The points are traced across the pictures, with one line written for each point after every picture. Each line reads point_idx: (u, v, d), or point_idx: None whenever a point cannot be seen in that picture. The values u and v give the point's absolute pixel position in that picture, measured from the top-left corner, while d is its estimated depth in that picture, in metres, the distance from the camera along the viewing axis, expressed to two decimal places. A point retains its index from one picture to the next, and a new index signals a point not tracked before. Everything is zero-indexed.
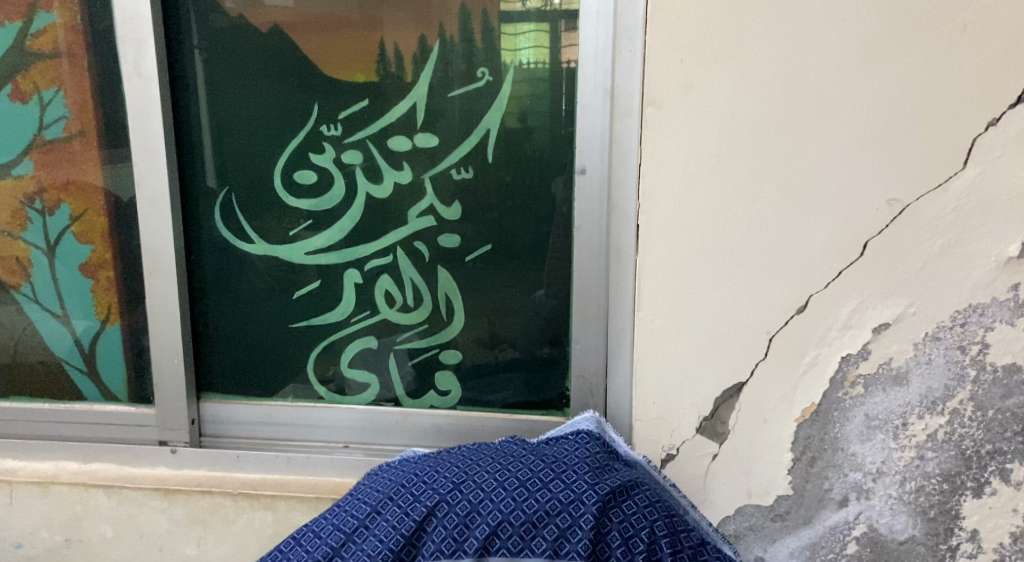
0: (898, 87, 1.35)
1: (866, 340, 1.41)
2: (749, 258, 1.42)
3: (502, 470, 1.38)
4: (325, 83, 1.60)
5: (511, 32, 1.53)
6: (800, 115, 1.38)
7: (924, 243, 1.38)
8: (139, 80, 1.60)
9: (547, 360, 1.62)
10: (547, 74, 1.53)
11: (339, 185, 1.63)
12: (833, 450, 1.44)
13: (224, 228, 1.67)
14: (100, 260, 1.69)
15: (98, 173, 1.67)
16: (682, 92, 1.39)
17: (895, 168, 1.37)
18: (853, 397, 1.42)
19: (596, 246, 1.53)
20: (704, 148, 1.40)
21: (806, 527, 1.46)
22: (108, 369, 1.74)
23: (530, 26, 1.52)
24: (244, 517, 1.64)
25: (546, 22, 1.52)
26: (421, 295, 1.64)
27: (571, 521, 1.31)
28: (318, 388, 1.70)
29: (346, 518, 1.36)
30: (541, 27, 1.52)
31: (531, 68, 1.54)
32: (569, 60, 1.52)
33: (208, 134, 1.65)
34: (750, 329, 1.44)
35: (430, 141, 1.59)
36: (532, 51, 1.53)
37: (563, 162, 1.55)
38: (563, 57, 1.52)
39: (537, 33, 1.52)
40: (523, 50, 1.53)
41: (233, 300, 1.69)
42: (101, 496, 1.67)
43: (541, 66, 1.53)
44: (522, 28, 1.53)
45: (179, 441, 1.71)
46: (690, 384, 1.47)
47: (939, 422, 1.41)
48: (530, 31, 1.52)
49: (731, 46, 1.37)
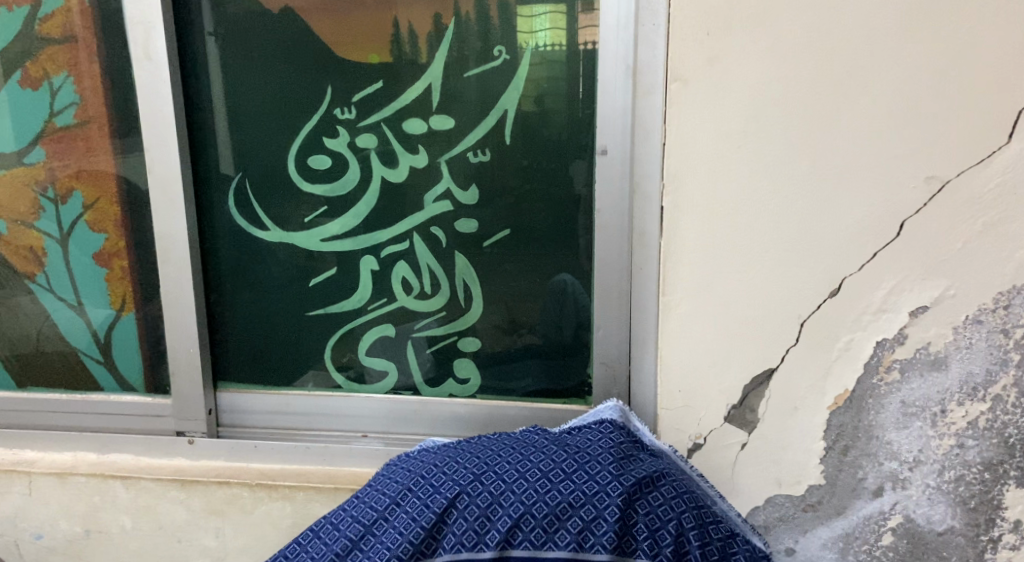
0: (936, 58, 1.28)
1: (902, 324, 1.35)
2: (780, 240, 1.36)
3: (523, 461, 1.34)
4: (337, 65, 1.55)
5: (527, 14, 1.48)
6: (834, 89, 1.31)
7: (965, 222, 1.31)
8: (148, 63, 1.57)
9: (570, 348, 1.57)
10: (564, 56, 1.48)
11: (354, 170, 1.58)
12: (867, 438, 1.38)
13: (238, 214, 1.63)
14: (114, 249, 1.67)
15: (109, 161, 1.64)
16: (709, 67, 1.33)
17: (934, 143, 1.30)
18: (889, 383, 1.36)
19: (619, 229, 1.49)
20: (731, 125, 1.34)
21: (839, 518, 1.41)
22: (125, 359, 1.72)
23: (545, 8, 1.47)
24: (262, 508, 1.61)
25: (561, 3, 1.46)
26: (438, 281, 1.59)
27: (595, 513, 1.27)
28: (336, 377, 1.66)
29: (365, 510, 1.33)
30: (558, 8, 1.47)
31: (548, 50, 1.48)
32: (586, 40, 1.47)
33: (219, 119, 1.61)
34: (781, 312, 1.38)
35: (445, 123, 1.54)
36: (549, 33, 1.48)
37: (583, 144, 1.50)
38: (580, 37, 1.47)
39: (554, 15, 1.47)
40: (541, 31, 1.48)
41: (249, 289, 1.66)
42: (119, 487, 1.65)
43: (557, 48, 1.48)
44: (537, 9, 1.47)
45: (196, 431, 1.69)
46: (717, 371, 1.42)
47: (980, 409, 1.35)
48: (545, 12, 1.47)
49: (760, 18, 1.31)
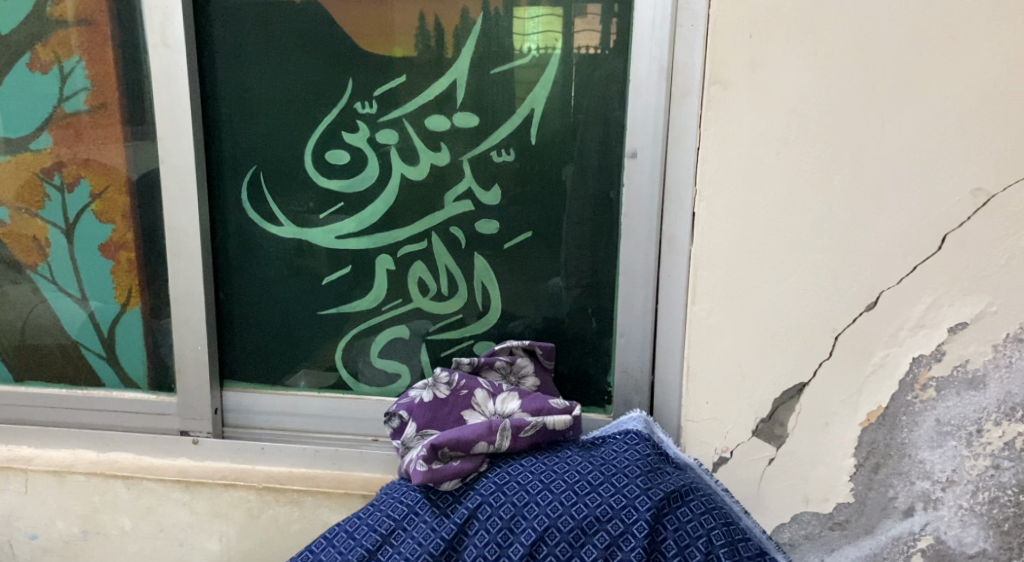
0: (982, 68, 1.25)
1: (940, 340, 1.31)
2: (815, 250, 1.32)
3: (547, 471, 1.30)
4: (360, 58, 1.50)
5: (520, 16, 1.44)
6: (878, 98, 1.27)
7: (1011, 237, 1.27)
8: (164, 50, 1.51)
9: (590, 355, 1.52)
10: (558, 61, 1.45)
11: (373, 166, 1.53)
12: (899, 457, 1.34)
13: (251, 208, 1.58)
14: (122, 240, 1.61)
15: (119, 150, 1.58)
16: (750, 70, 1.30)
17: (981, 156, 1.26)
18: (924, 401, 1.32)
19: (646, 234, 1.44)
20: (771, 132, 1.30)
21: (867, 537, 1.36)
22: (128, 355, 1.66)
23: (538, 11, 1.44)
24: (269, 512, 1.56)
25: (557, 6, 1.43)
26: (456, 283, 1.54)
27: (623, 528, 1.24)
28: (340, 370, 1.61)
29: (381, 518, 1.31)
30: (551, 11, 1.43)
31: (536, 55, 1.45)
32: (584, 45, 1.43)
33: (234, 110, 1.55)
34: (815, 325, 1.34)
35: (470, 120, 1.49)
36: (540, 36, 1.44)
37: (611, 146, 1.45)
38: (574, 43, 1.43)
39: (546, 18, 1.43)
40: (532, 35, 1.44)
41: (258, 285, 1.60)
42: (120, 488, 1.59)
43: (550, 52, 1.44)
44: (531, 12, 1.44)
45: (201, 431, 1.63)
46: (747, 384, 1.38)
47: (1017, 429, 1.30)
48: (538, 15, 1.44)
49: (801, 22, 1.27)
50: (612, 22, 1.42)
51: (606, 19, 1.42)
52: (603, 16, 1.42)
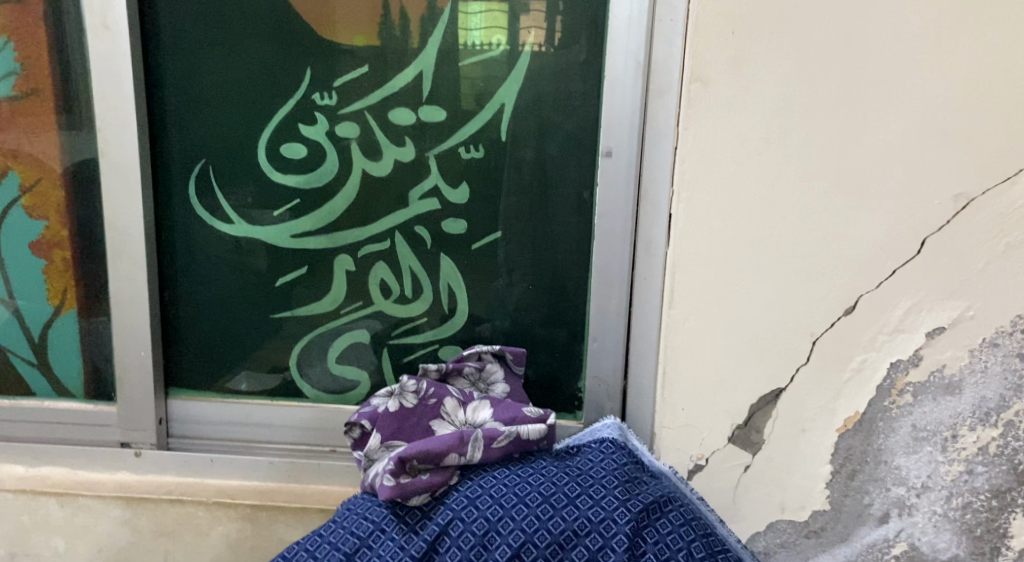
0: (963, 71, 1.23)
1: (918, 345, 1.29)
2: (794, 254, 1.30)
3: (522, 483, 1.25)
4: (319, 46, 1.41)
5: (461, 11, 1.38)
6: (860, 100, 1.25)
7: (990, 240, 1.26)
8: (105, 32, 1.40)
9: (559, 360, 1.47)
10: (504, 55, 1.38)
11: (332, 162, 1.45)
12: (875, 463, 1.31)
13: (199, 205, 1.48)
14: (55, 238, 1.49)
15: (53, 139, 1.46)
16: (731, 69, 1.26)
17: (961, 159, 1.25)
18: (901, 406, 1.30)
19: (620, 235, 1.40)
20: (752, 132, 1.27)
21: (842, 545, 1.33)
22: (62, 362, 1.54)
23: (480, 7, 1.38)
24: (219, 529, 1.48)
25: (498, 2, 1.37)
26: (420, 285, 1.47)
27: (601, 543, 1.19)
28: (293, 370, 1.52)
29: (345, 536, 1.23)
30: (493, 7, 1.37)
31: (480, 50, 1.39)
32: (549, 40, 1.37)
33: (181, 99, 1.45)
34: (793, 330, 1.32)
35: (436, 114, 1.42)
36: (483, 32, 1.38)
37: (585, 144, 1.40)
38: (519, 39, 1.38)
39: (489, 13, 1.38)
40: (475, 29, 1.38)
41: (207, 287, 1.50)
42: (52, 505, 1.49)
43: (492, 48, 1.38)
44: (473, 7, 1.38)
45: (144, 443, 1.53)
46: (724, 390, 1.35)
47: (991, 434, 1.27)
48: (480, 11, 1.38)
49: (780, 20, 1.24)
50: (556, 18, 1.37)
51: (550, 17, 1.37)
52: (546, 12, 1.37)
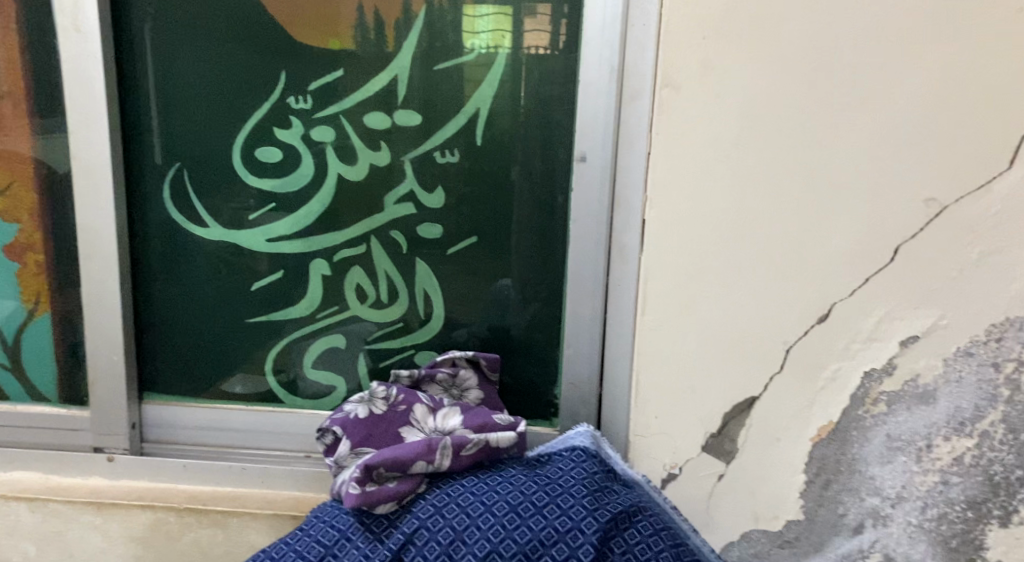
0: (937, 78, 1.22)
1: (891, 354, 1.28)
2: (767, 261, 1.29)
3: (489, 492, 1.24)
4: (294, 49, 1.41)
5: (470, 14, 1.37)
6: (833, 106, 1.24)
7: (964, 248, 1.24)
8: (76, 35, 1.40)
9: (536, 366, 1.45)
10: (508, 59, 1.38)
11: (307, 166, 1.44)
12: (849, 473, 1.29)
13: (174, 208, 1.47)
14: (29, 241, 1.49)
15: (26, 142, 1.46)
16: (702, 73, 1.26)
17: (935, 167, 1.24)
18: (875, 415, 1.28)
19: (595, 241, 1.38)
20: (724, 138, 1.27)
21: (817, 556, 1.30)
22: (36, 366, 1.53)
23: (489, 9, 1.37)
24: (190, 535, 1.47)
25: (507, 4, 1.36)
26: (396, 290, 1.46)
27: (568, 553, 1.18)
28: (269, 379, 1.51)
29: (310, 544, 1.22)
30: (503, 10, 1.36)
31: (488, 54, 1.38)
32: (532, 46, 1.37)
33: (155, 102, 1.45)
34: (766, 337, 1.31)
35: (411, 118, 1.41)
36: (491, 35, 1.37)
37: (560, 149, 1.39)
38: (525, 42, 1.37)
39: (497, 17, 1.37)
40: (483, 33, 1.37)
41: (182, 291, 1.50)
42: (23, 510, 1.48)
43: (499, 51, 1.37)
44: (481, 9, 1.37)
45: (117, 448, 1.52)
46: (696, 397, 1.34)
47: (966, 444, 1.23)
48: (490, 13, 1.37)
49: (753, 26, 1.23)
50: (561, 22, 1.36)
51: (557, 21, 1.36)
52: (551, 16, 1.36)
